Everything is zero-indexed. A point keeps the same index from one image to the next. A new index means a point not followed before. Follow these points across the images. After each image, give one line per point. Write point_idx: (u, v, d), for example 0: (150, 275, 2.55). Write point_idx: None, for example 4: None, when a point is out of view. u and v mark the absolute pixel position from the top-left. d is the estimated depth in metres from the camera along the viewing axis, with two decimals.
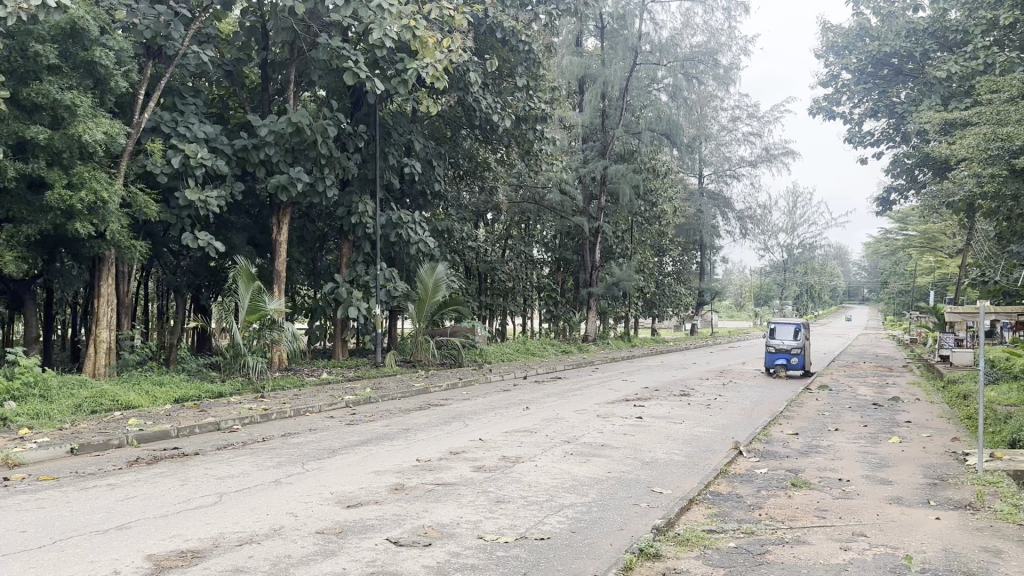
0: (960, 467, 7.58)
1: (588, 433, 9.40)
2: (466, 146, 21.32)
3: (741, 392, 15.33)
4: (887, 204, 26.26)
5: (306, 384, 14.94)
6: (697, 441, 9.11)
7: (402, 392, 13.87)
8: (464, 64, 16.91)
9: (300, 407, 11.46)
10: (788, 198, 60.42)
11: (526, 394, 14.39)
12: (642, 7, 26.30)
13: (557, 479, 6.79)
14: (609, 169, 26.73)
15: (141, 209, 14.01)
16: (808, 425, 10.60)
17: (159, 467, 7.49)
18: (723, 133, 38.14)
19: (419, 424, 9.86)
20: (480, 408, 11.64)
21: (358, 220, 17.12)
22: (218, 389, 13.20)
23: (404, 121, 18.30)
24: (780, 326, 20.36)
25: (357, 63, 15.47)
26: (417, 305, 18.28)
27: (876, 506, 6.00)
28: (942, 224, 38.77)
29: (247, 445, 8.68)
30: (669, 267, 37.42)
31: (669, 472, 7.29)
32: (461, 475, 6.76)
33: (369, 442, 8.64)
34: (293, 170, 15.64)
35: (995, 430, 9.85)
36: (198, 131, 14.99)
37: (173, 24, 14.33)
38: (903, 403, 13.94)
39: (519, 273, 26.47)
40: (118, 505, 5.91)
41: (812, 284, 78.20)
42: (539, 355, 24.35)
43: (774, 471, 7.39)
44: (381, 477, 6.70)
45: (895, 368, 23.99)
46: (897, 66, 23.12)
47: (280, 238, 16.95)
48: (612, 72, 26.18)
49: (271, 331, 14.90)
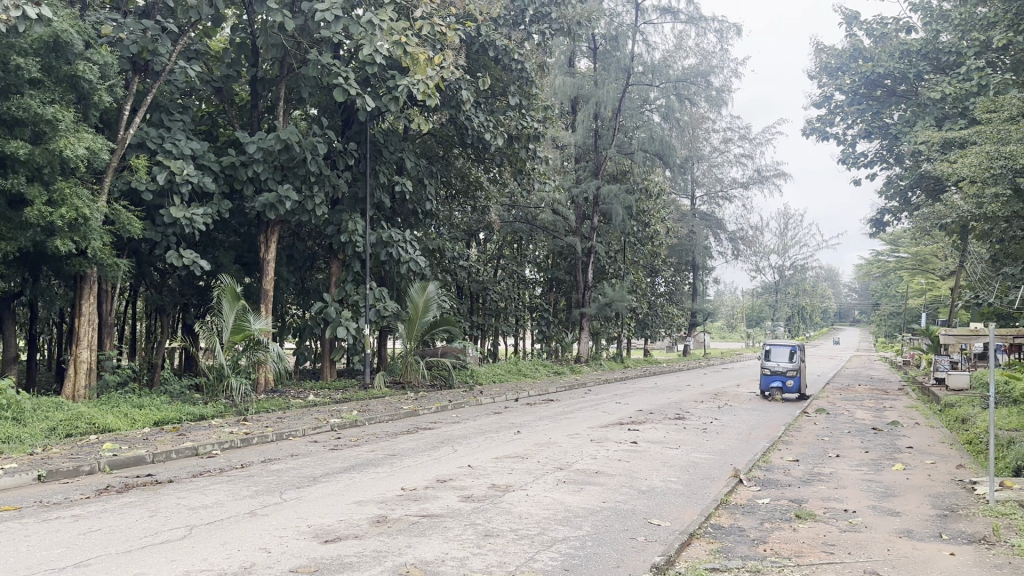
0: (969, 497, 7.24)
1: (582, 458, 9.09)
2: (457, 165, 21.01)
3: (736, 415, 15.06)
4: (881, 225, 26.03)
5: (291, 406, 14.55)
6: (694, 468, 8.77)
7: (389, 415, 13.47)
8: (455, 82, 16.67)
9: (283, 431, 11.07)
10: (780, 219, 60.49)
11: (518, 417, 13.99)
12: (634, 28, 26.31)
13: (549, 510, 6.45)
14: (602, 189, 26.57)
15: (125, 227, 13.66)
16: (807, 450, 10.30)
17: (128, 496, 7.10)
18: (715, 154, 38.09)
19: (406, 449, 9.52)
20: (471, 432, 11.27)
21: (348, 238, 16.74)
22: (200, 412, 12.79)
23: (395, 138, 18.01)
24: (775, 348, 20.06)
25: (347, 80, 15.20)
26: (407, 324, 17.94)
27: (887, 539, 5.66)
28: (934, 246, 38.76)
29: (224, 472, 8.30)
30: (662, 288, 37.13)
31: (667, 502, 6.96)
32: (448, 506, 6.41)
33: (352, 468, 8.29)
34: (282, 187, 15.33)
35: (1001, 456, 9.53)
36: (185, 147, 14.67)
37: (160, 40, 14.04)
38: (903, 428, 13.67)
39: (512, 294, 26.07)
40: (79, 539, 5.55)
41: (805, 305, 78.17)
42: (530, 376, 23.96)
43: (777, 501, 7.06)
44: (363, 507, 6.35)
45: (891, 391, 23.63)
46: (890, 87, 22.91)
47: (268, 256, 16.61)
48: (604, 92, 26.05)
49: (255, 351, 14.48)
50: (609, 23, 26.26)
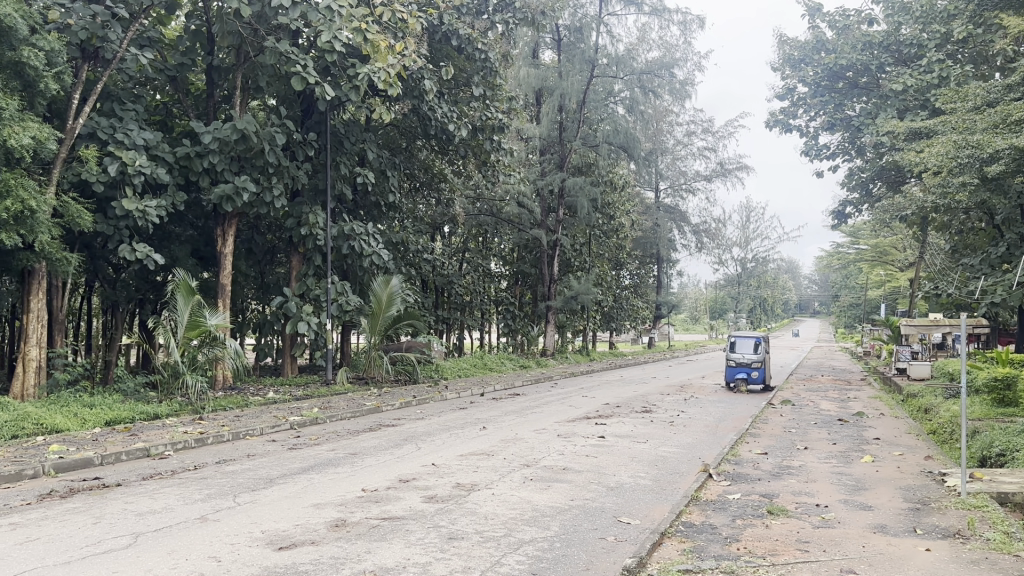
0: (940, 489, 7.15)
1: (549, 454, 8.89)
2: (421, 157, 20.68)
3: (702, 408, 14.99)
4: (843, 218, 26.20)
5: (250, 404, 14.15)
6: (663, 463, 8.62)
7: (352, 411, 13.15)
8: (418, 71, 16.32)
9: (240, 430, 10.70)
10: (742, 212, 60.86)
11: (483, 412, 13.74)
12: (598, 19, 26.14)
13: (515, 510, 6.22)
14: (567, 181, 26.39)
15: (74, 220, 13.12)
16: (775, 443, 10.21)
17: (72, 502, 6.73)
18: (679, 148, 38.15)
19: (367, 447, 9.22)
20: (435, 428, 11.01)
21: (308, 231, 16.34)
22: (154, 411, 12.36)
23: (356, 128, 17.62)
24: (740, 339, 20.06)
25: (305, 68, 14.76)
26: (370, 319, 17.58)
27: (861, 536, 5.52)
28: (893, 238, 39.30)
29: (176, 475, 7.95)
30: (627, 281, 37.05)
31: (636, 499, 6.77)
32: (411, 507, 6.16)
33: (311, 468, 8.00)
34: (239, 178, 14.88)
35: (967, 446, 9.54)
36: (137, 137, 14.14)
37: (110, 26, 13.50)
38: (868, 418, 13.70)
39: (477, 287, 25.74)
40: (16, 550, 5.18)
41: (766, 297, 79.03)
42: (496, 371, 23.71)
43: (748, 496, 6.93)
44: (321, 511, 6.07)
45: (853, 382, 23.85)
46: (852, 80, 22.99)
47: (225, 250, 16.16)
48: (569, 84, 25.81)
49: (212, 348, 14.07)
50: (573, 14, 26.04)
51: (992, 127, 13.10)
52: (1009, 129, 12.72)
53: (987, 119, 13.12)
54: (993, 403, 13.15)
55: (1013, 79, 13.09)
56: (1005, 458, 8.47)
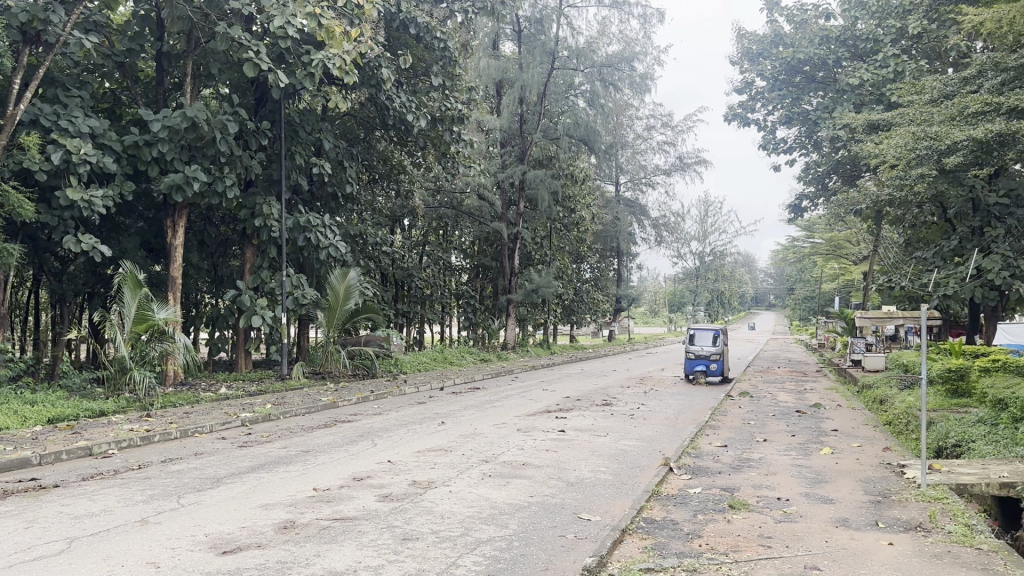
0: (899, 481, 7.13)
1: (508, 450, 8.71)
2: (379, 148, 20.32)
3: (661, 401, 14.95)
4: (798, 211, 26.42)
5: (201, 400, 13.72)
6: (623, 457, 8.50)
7: (306, 407, 12.82)
8: (375, 59, 15.94)
9: (188, 428, 10.33)
10: (700, 206, 61.34)
11: (442, 406, 13.51)
12: (559, 12, 25.97)
13: (473, 508, 6.03)
14: (528, 174, 26.21)
15: (15, 210, 12.53)
16: (735, 436, 10.18)
17: (5, 505, 6.37)
18: (639, 141, 38.20)
19: (321, 444, 8.96)
20: (392, 424, 10.77)
21: (262, 222, 15.91)
22: (99, 408, 11.90)
23: (312, 117, 17.14)
24: (699, 332, 20.08)
25: (258, 54, 14.32)
26: (326, 313, 17.22)
27: (824, 530, 5.45)
28: (848, 231, 39.94)
29: (118, 475, 7.60)
30: (588, 274, 37.01)
31: (597, 494, 6.63)
32: (363, 507, 5.93)
33: (262, 467, 7.72)
34: (190, 168, 14.41)
35: (925, 437, 9.59)
36: (82, 124, 13.56)
37: (52, 8, 12.92)
38: (825, 410, 13.79)
39: (437, 281, 25.42)
40: None
41: (723, 290, 79.85)
42: (456, 364, 23.49)
43: (709, 490, 6.82)
44: (269, 512, 5.81)
45: (809, 373, 24.11)
46: (809, 74, 23.13)
47: (176, 242, 15.66)
48: (529, 76, 25.60)
49: (160, 342, 13.69)
50: (533, 5, 25.87)
51: (950, 120, 13.22)
52: (965, 122, 12.85)
53: (944, 111, 13.23)
54: (947, 394, 13.33)
55: (969, 73, 13.23)
56: (961, 449, 8.53)
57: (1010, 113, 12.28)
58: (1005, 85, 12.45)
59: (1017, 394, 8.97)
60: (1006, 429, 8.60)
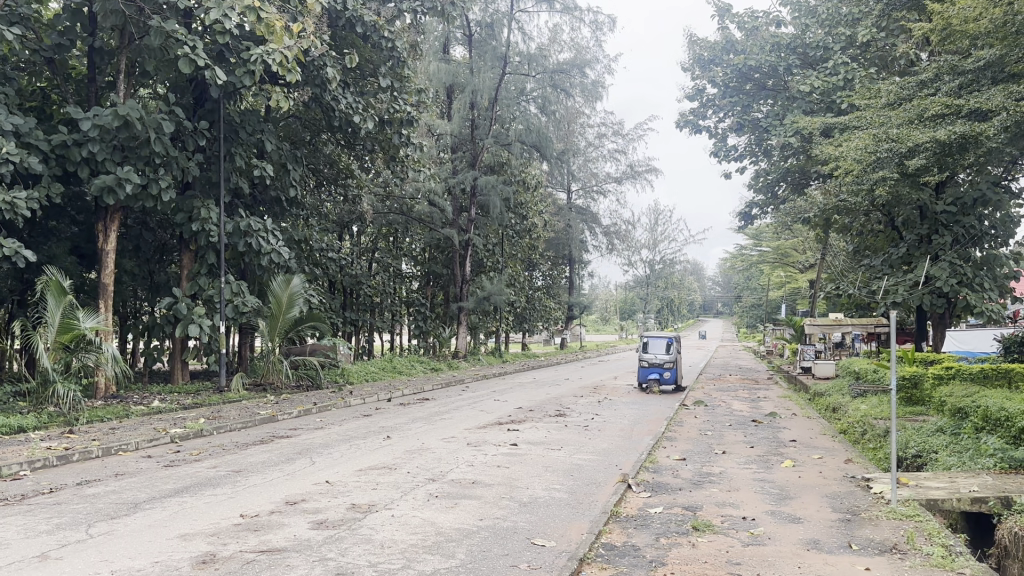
0: (866, 496, 6.83)
1: (456, 467, 8.20)
2: (325, 150, 19.62)
3: (616, 411, 14.58)
4: (748, 219, 26.35)
5: (131, 413, 12.89)
6: (578, 473, 8.06)
7: (242, 422, 12.09)
8: (319, 57, 15.24)
9: (112, 445, 9.58)
10: (650, 215, 61.62)
11: (388, 419, 12.89)
12: (510, 16, 25.54)
13: (416, 535, 5.50)
14: (479, 179, 25.76)
15: None
16: (692, 447, 9.87)
17: None
18: (590, 149, 37.99)
19: (255, 464, 8.32)
20: (333, 439, 10.16)
21: (199, 226, 15.11)
22: (17, 423, 11.02)
23: (254, 118, 16.22)
24: (652, 340, 19.76)
25: (194, 48, 13.45)
26: (268, 322, 16.50)
27: (794, 554, 5.06)
28: (794, 240, 40.34)
29: (25, 501, 6.87)
30: (540, 282, 36.66)
31: (552, 516, 6.17)
32: (295, 536, 5.36)
33: (188, 489, 7.08)
34: (122, 169, 13.53)
35: (885, 447, 9.35)
36: (5, 121, 12.54)
37: None
38: (781, 419, 13.57)
39: (386, 288, 24.72)
40: None
41: (672, 299, 80.38)
42: (406, 374, 22.88)
43: (670, 510, 6.41)
44: (189, 543, 5.22)
45: (761, 381, 24.16)
46: (759, 82, 22.92)
47: (107, 247, 14.78)
48: (480, 81, 25.11)
49: (88, 352, 12.86)
50: (483, 9, 25.37)
51: (909, 122, 13.13)
52: (925, 124, 12.75)
53: (903, 114, 13.11)
54: (902, 402, 13.12)
55: (925, 76, 13.12)
56: (923, 460, 8.31)
57: (968, 117, 12.19)
58: (962, 89, 12.39)
59: (978, 402, 8.80)
60: (969, 439, 8.41)
